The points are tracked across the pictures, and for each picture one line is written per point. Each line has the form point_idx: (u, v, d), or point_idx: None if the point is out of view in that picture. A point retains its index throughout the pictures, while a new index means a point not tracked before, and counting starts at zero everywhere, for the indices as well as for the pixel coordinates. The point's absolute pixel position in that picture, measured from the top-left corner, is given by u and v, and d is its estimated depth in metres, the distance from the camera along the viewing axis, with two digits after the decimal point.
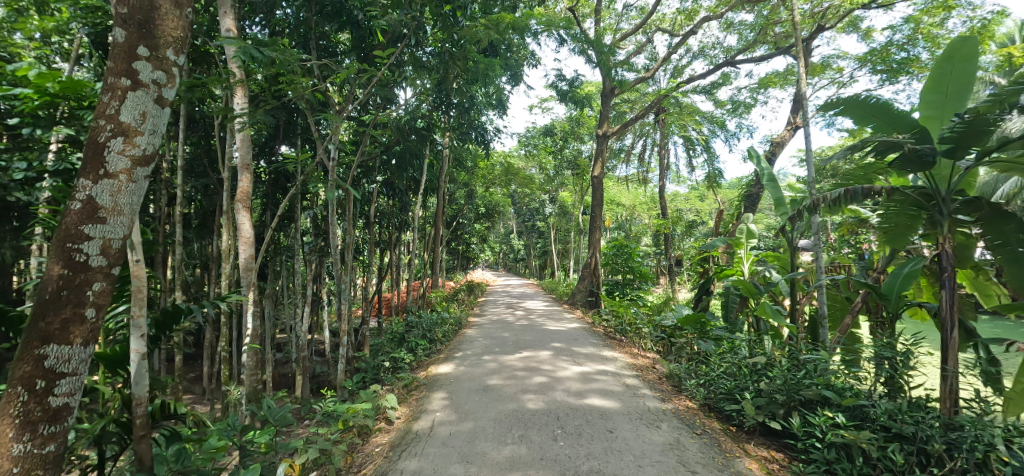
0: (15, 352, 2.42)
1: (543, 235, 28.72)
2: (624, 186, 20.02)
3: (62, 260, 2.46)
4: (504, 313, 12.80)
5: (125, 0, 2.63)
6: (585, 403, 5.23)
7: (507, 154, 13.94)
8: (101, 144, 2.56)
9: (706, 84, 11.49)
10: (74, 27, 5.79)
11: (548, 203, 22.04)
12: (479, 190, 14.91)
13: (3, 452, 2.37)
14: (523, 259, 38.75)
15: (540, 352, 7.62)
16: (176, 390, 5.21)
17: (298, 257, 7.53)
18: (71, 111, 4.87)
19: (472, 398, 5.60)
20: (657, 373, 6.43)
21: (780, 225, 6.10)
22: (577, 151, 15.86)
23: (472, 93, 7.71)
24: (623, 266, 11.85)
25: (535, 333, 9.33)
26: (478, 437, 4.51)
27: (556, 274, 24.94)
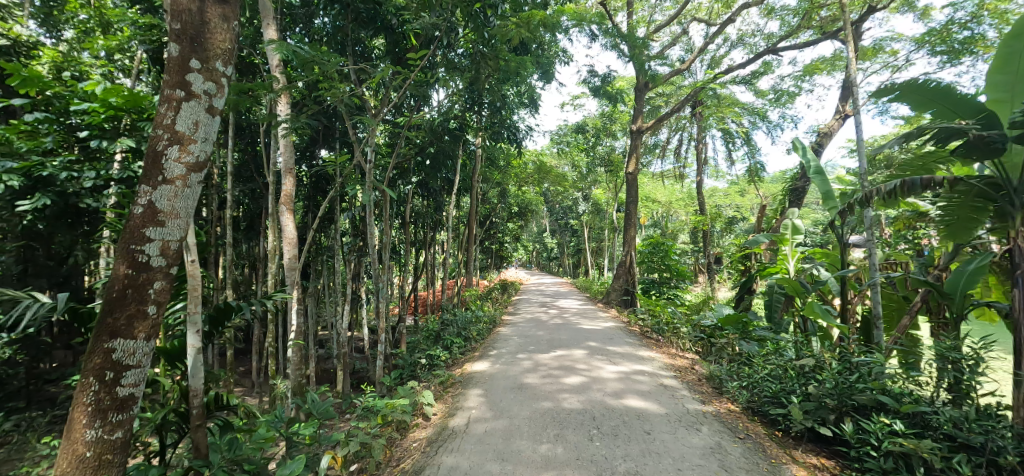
0: (87, 345, 2.63)
1: (577, 233, 28.59)
2: (659, 182, 19.66)
3: (127, 261, 2.66)
4: (538, 312, 12.80)
5: (178, 16, 2.81)
6: (622, 403, 5.20)
7: (539, 152, 13.94)
8: (159, 152, 2.75)
9: (746, 74, 11.13)
10: (133, 45, 6.19)
11: (581, 201, 21.91)
12: (512, 190, 14.99)
13: (78, 437, 2.59)
14: (557, 258, 38.64)
15: (575, 351, 7.60)
16: (229, 384, 5.50)
17: (338, 257, 7.79)
18: (133, 123, 5.28)
19: (507, 396, 5.66)
20: (696, 374, 6.31)
21: (828, 221, 5.84)
22: (610, 148, 15.69)
23: (503, 91, 7.75)
24: (660, 264, 11.65)
25: (569, 332, 9.30)
26: (514, 436, 4.56)
27: (591, 273, 24.75)
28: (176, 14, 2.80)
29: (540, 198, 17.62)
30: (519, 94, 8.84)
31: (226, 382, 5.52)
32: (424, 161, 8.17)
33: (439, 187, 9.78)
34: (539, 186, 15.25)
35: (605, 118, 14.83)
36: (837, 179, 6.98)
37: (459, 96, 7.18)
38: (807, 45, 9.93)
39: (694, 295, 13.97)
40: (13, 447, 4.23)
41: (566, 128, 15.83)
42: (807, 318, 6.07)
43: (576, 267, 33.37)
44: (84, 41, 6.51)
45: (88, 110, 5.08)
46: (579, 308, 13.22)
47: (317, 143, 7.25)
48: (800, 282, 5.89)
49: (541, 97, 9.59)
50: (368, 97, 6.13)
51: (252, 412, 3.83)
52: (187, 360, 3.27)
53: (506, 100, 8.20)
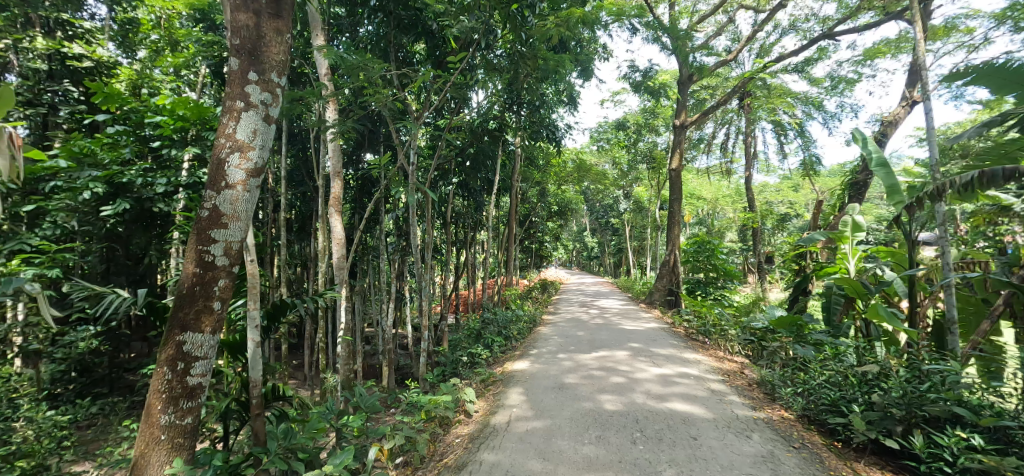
0: (161, 337, 2.88)
1: (618, 232, 28.21)
2: (704, 178, 19.12)
3: (195, 261, 2.89)
4: (579, 312, 12.74)
5: (238, 32, 3.02)
6: (666, 406, 5.13)
7: (579, 150, 13.88)
8: (223, 159, 2.97)
9: (799, 62, 10.66)
10: (196, 62, 6.79)
11: (623, 199, 21.60)
12: (552, 189, 15.00)
13: (154, 421, 2.85)
14: (598, 258, 38.20)
15: (618, 352, 7.54)
16: (284, 377, 5.81)
17: (383, 256, 8.07)
18: (199, 133, 5.71)
19: (548, 396, 5.70)
20: (745, 379, 6.13)
21: (894, 216, 5.52)
22: (653, 144, 15.40)
23: (542, 90, 7.80)
24: (705, 263, 11.36)
25: (611, 332, 9.24)
26: (555, 435, 4.60)
27: (633, 272, 24.35)
28: (236, 31, 3.02)
29: (580, 196, 17.52)
30: (558, 92, 8.86)
31: (281, 375, 5.84)
32: (465, 161, 8.35)
33: (479, 187, 9.94)
34: (579, 185, 15.17)
35: (647, 114, 14.59)
36: (903, 171, 6.56)
37: (499, 96, 7.27)
38: (868, 28, 9.40)
39: (744, 297, 13.48)
40: (99, 429, 4.67)
41: (606, 125, 15.68)
42: (870, 322, 5.75)
43: (618, 267, 32.87)
44: (155, 59, 7.14)
45: (160, 122, 5.55)
46: (622, 308, 13.05)
47: (363, 147, 7.53)
48: (862, 282, 5.66)
49: (580, 95, 9.54)
50: (410, 101, 6.31)
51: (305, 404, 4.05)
52: (248, 353, 3.51)
53: (546, 99, 8.24)
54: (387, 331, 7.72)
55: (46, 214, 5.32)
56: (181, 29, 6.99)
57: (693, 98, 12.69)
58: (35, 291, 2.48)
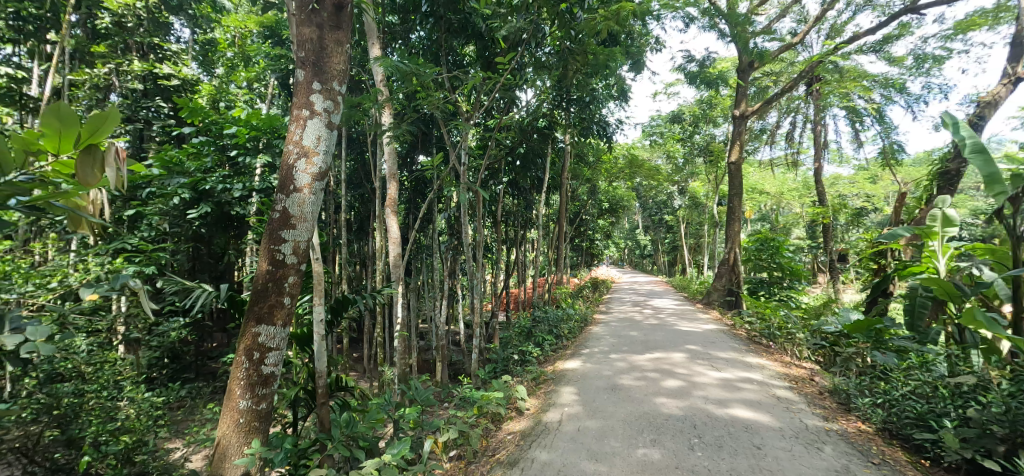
0: (239, 328, 3.15)
1: (673, 229, 27.41)
2: (767, 171, 18.21)
3: (267, 259, 3.13)
4: (633, 312, 12.51)
5: (303, 46, 3.25)
6: (727, 413, 4.98)
7: (631, 145, 13.67)
8: (291, 165, 3.20)
9: (876, 42, 9.95)
10: (266, 75, 7.33)
11: (677, 195, 20.97)
12: (603, 186, 14.84)
13: (234, 405, 3.11)
14: (652, 257, 37.24)
15: (674, 354, 7.38)
16: (346, 369, 6.15)
17: (436, 255, 8.31)
18: (270, 141, 6.17)
19: (601, 396, 5.69)
20: (816, 387, 5.83)
21: (995, 209, 5.05)
22: (710, 136, 14.85)
23: (593, 87, 7.74)
24: (768, 262, 10.85)
25: (666, 333, 9.05)
26: (608, 437, 4.59)
27: (690, 271, 23.56)
28: (301, 45, 3.25)
29: (632, 193, 17.19)
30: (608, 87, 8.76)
31: (343, 368, 6.17)
32: (514, 160, 8.48)
33: (529, 186, 10.02)
34: (631, 182, 14.89)
35: (703, 105, 14.10)
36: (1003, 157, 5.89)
37: (548, 94, 7.29)
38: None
39: (813, 298, 12.71)
40: (189, 410, 5.17)
41: (660, 119, 15.33)
42: (965, 328, 5.19)
43: (674, 265, 31.86)
44: (231, 74, 7.77)
45: (235, 132, 6.03)
46: (678, 308, 12.69)
47: (416, 149, 7.81)
48: (954, 283, 5.13)
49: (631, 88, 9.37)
50: (461, 102, 6.46)
51: (365, 394, 4.26)
52: (314, 345, 3.75)
53: (597, 94, 8.16)
54: (442, 327, 7.94)
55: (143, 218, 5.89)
56: (252, 46, 7.58)
57: (755, 86, 12.09)
58: (137, 286, 2.79)
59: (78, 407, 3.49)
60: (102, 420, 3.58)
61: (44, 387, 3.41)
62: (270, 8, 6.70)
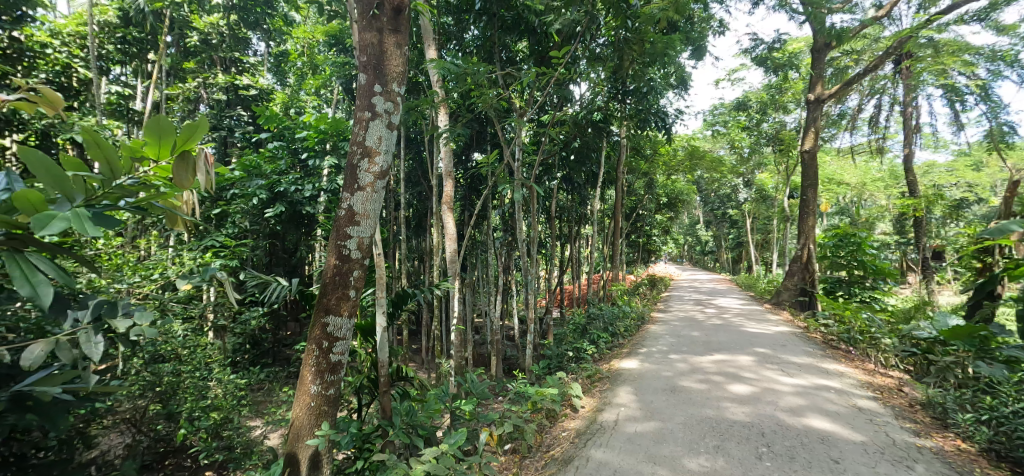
0: (309, 318, 3.38)
1: (737, 224, 26.14)
2: (846, 160, 16.91)
3: (335, 254, 3.35)
4: (694, 311, 12.09)
5: (364, 51, 3.44)
6: (801, 422, 4.73)
7: (691, 137, 13.22)
8: (355, 164, 3.40)
9: (980, 9, 8.99)
10: (332, 81, 7.78)
11: (742, 188, 19.96)
12: (661, 179, 14.45)
13: (306, 389, 3.34)
14: (715, 253, 35.69)
15: (740, 356, 7.10)
16: (405, 360, 6.42)
17: (490, 251, 8.45)
18: (336, 143, 6.54)
19: (659, 398, 5.59)
20: (904, 398, 5.39)
21: None
22: (779, 124, 14.03)
23: (650, 75, 7.53)
24: (847, 260, 10.07)
25: (731, 334, 8.69)
26: (667, 440, 4.51)
27: (756, 268, 22.42)
28: (363, 50, 3.44)
29: (692, 186, 16.58)
30: (666, 76, 8.49)
31: (403, 358, 6.45)
32: (568, 154, 8.44)
33: (583, 181, 9.95)
34: (691, 175, 14.34)
35: (771, 90, 13.35)
36: None
37: (603, 86, 7.19)
38: None
39: (899, 299, 11.68)
40: (266, 393, 5.63)
41: (723, 107, 14.69)
42: None
43: (738, 262, 30.38)
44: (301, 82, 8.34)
45: (307, 136, 6.46)
46: (743, 308, 12.12)
47: (471, 147, 7.98)
48: None
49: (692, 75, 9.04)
50: (514, 98, 6.52)
51: (423, 385, 4.44)
52: (377, 336, 3.96)
53: (655, 83, 7.93)
54: (497, 322, 8.08)
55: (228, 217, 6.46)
56: (320, 55, 8.06)
57: (832, 68, 11.24)
58: (223, 278, 3.08)
59: (175, 384, 3.93)
60: (195, 397, 4.02)
61: (150, 365, 3.83)
62: (335, 19, 7.09)
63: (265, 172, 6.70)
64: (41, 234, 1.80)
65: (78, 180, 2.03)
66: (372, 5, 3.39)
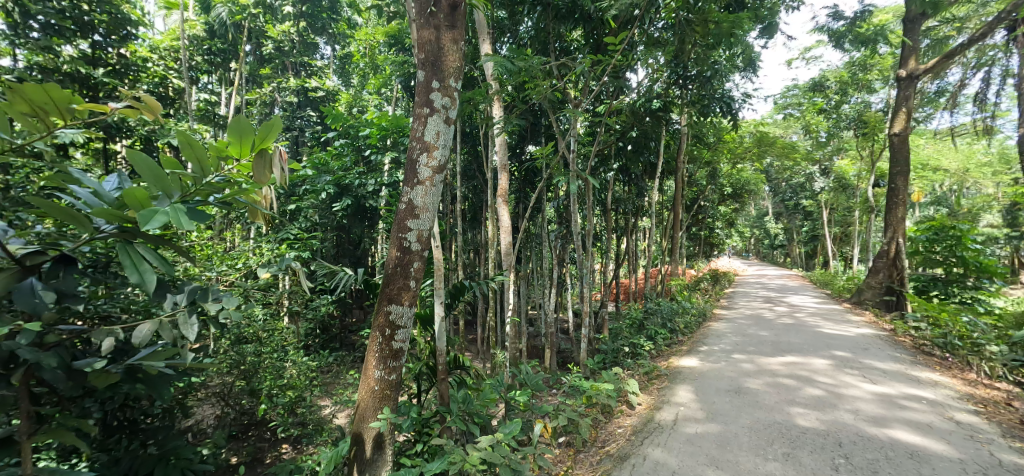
0: (373, 306, 3.56)
1: (812, 216, 24.46)
2: (943, 143, 15.30)
3: (397, 245, 3.52)
4: (763, 309, 11.49)
5: (423, 49, 3.57)
6: (886, 434, 4.42)
7: (759, 123, 12.50)
8: (415, 159, 3.54)
9: None
10: (392, 80, 8.09)
11: (819, 177, 18.63)
12: (725, 168, 13.82)
13: (370, 374, 3.52)
14: (786, 247, 33.62)
15: (814, 360, 6.71)
16: (462, 349, 6.60)
17: (545, 243, 8.48)
18: (396, 140, 6.81)
19: (722, 399, 5.42)
20: (1012, 414, 4.89)
21: None
22: (862, 105, 12.91)
23: (714, 58, 7.33)
24: (944, 256, 9.39)
25: (804, 335, 8.23)
26: (731, 444, 4.36)
27: (833, 264, 20.92)
28: (421, 47, 3.57)
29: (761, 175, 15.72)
30: (732, 58, 8.04)
31: (460, 348, 6.64)
32: (624, 144, 8.30)
33: (641, 172, 9.73)
34: (759, 163, 13.59)
35: (854, 68, 12.31)
36: None
37: (662, 73, 6.93)
38: None
39: (1010, 301, 10.48)
40: (334, 375, 6.03)
41: (797, 89, 13.74)
42: None
43: (812, 256, 28.46)
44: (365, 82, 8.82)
45: (369, 133, 6.77)
46: (817, 308, 11.35)
47: (526, 140, 8.03)
48: None
49: (762, 57, 8.59)
50: (569, 89, 6.49)
51: (479, 374, 4.57)
52: (435, 325, 4.11)
53: (720, 66, 7.57)
54: (551, 315, 8.11)
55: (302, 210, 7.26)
56: (380, 55, 8.38)
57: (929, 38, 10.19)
58: (297, 268, 3.31)
59: (256, 364, 4.28)
60: (273, 376, 4.39)
61: (235, 346, 4.23)
62: (394, 20, 7.34)
63: (331, 168, 7.20)
64: (148, 229, 2.02)
65: (174, 179, 2.24)
66: (429, 3, 3.52)
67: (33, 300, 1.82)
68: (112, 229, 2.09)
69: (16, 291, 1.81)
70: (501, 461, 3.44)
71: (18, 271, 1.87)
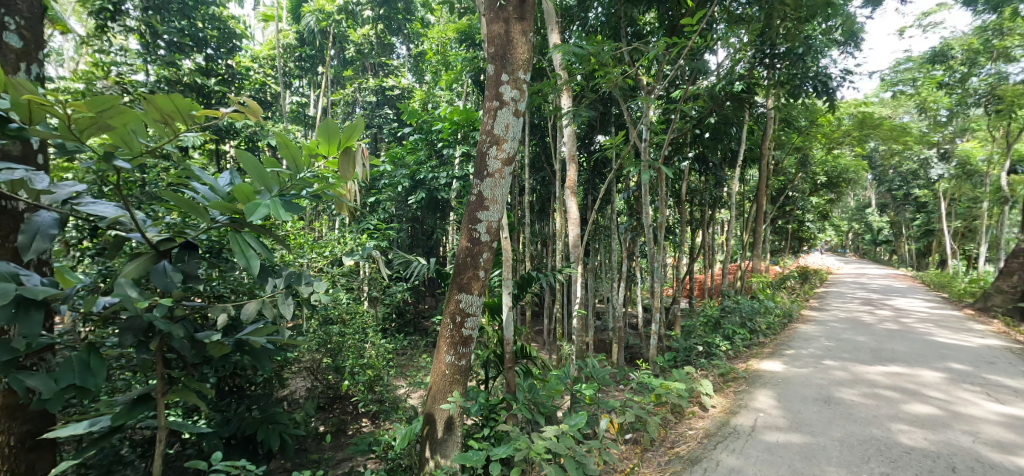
0: (445, 294, 3.74)
1: (926, 207, 21.82)
2: None
3: (467, 236, 3.67)
4: (861, 312, 10.53)
5: (492, 43, 3.68)
6: (1012, 463, 3.95)
7: (862, 103, 11.30)
8: (485, 152, 3.67)
9: None
10: (463, 75, 8.31)
11: (940, 164, 16.52)
12: (818, 154, 12.69)
13: (441, 359, 3.69)
14: (892, 242, 30.23)
15: (924, 372, 6.11)
16: (529, 340, 6.69)
17: (614, 236, 8.36)
18: (466, 134, 7.01)
19: (810, 408, 5.10)
20: None
21: None
22: (997, 77, 10.83)
23: (809, 32, 7.00)
24: None
25: (912, 344, 7.48)
26: (817, 457, 4.11)
27: (951, 263, 18.58)
28: (491, 41, 3.68)
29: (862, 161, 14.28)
30: (830, 30, 7.38)
31: (527, 339, 6.75)
32: (702, 133, 7.95)
33: (719, 161, 9.22)
34: (862, 148, 12.35)
35: (987, 33, 10.52)
36: None
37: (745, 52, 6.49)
38: None
39: None
40: (409, 357, 6.43)
41: (910, 61, 12.27)
42: None
43: (926, 254, 25.42)
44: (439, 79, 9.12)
45: (442, 128, 7.02)
46: (929, 314, 10.18)
47: (595, 130, 7.95)
48: None
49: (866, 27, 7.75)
50: (640, 75, 6.32)
51: (545, 365, 4.63)
52: (503, 314, 4.24)
53: (813, 42, 7.07)
54: (619, 309, 8.00)
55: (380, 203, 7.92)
56: (452, 51, 8.60)
57: None
58: (377, 256, 3.56)
59: (340, 343, 4.74)
60: (355, 355, 4.79)
61: (322, 326, 4.69)
62: (464, 16, 7.50)
63: (407, 162, 7.81)
64: (252, 220, 2.27)
65: (273, 175, 2.48)
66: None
67: (165, 279, 2.13)
68: (225, 220, 2.40)
69: (152, 272, 2.12)
70: (566, 452, 3.48)
71: (153, 254, 2.19)
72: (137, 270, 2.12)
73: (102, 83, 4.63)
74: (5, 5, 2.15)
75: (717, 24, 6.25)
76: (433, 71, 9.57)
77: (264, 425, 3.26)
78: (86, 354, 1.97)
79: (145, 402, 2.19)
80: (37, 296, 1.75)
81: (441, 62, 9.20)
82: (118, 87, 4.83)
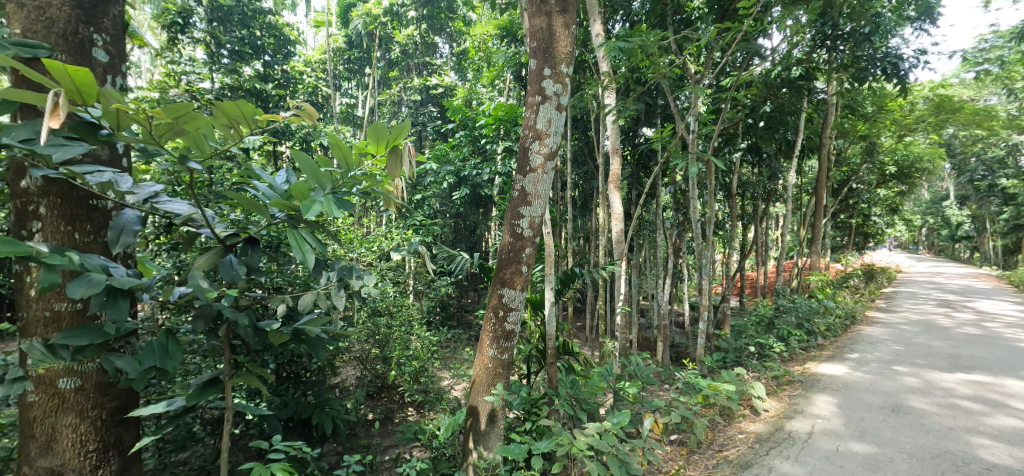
0: (488, 288, 3.80)
1: (1015, 199, 19.85)
2: None
3: (510, 232, 3.71)
4: (936, 315, 9.77)
5: (535, 37, 3.71)
6: None
7: (938, 85, 10.46)
8: (528, 146, 3.70)
9: None
10: (505, 71, 8.34)
11: None
12: (887, 143, 11.86)
13: (485, 352, 3.76)
14: (973, 238, 27.75)
15: (1008, 381, 5.64)
16: (572, 336, 6.67)
17: (660, 231, 8.21)
18: (508, 130, 7.06)
19: (874, 417, 4.82)
20: None
21: None
22: None
23: (877, 11, 6.56)
24: None
25: (995, 351, 6.91)
26: (880, 467, 3.91)
27: None
28: (534, 36, 3.72)
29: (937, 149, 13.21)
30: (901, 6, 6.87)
31: (570, 334, 6.70)
32: (756, 123, 7.62)
33: (775, 151, 8.80)
34: (939, 136, 11.43)
35: None
36: None
37: (803, 36, 6.16)
38: None
39: None
40: (453, 350, 6.61)
41: (997, 37, 11.19)
42: None
43: (1012, 252, 23.17)
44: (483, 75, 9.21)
45: (485, 124, 7.08)
46: (1017, 319, 9.30)
47: (640, 123, 7.82)
48: None
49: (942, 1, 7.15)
50: (688, 64, 6.14)
51: (588, 362, 4.61)
52: (546, 310, 4.25)
53: (881, 20, 6.60)
54: (665, 306, 7.83)
55: (425, 200, 8.13)
56: (494, 48, 8.66)
57: None
58: (422, 252, 3.65)
59: (388, 334, 4.96)
60: (401, 347, 4.97)
61: (372, 318, 4.92)
62: (505, 12, 7.55)
63: (451, 159, 8.02)
64: (307, 217, 2.40)
65: (326, 174, 2.61)
66: None
67: (232, 271, 2.31)
68: (283, 217, 2.55)
69: (220, 265, 2.31)
70: (609, 451, 3.47)
71: (221, 248, 2.38)
72: (208, 263, 2.30)
73: (173, 91, 5.05)
74: (94, 23, 2.32)
75: (773, 7, 5.97)
76: (477, 68, 9.66)
77: (319, 410, 3.46)
78: (165, 338, 2.17)
79: (215, 384, 2.39)
80: (124, 285, 1.95)
81: (485, 58, 9.28)
82: (188, 94, 5.23)
